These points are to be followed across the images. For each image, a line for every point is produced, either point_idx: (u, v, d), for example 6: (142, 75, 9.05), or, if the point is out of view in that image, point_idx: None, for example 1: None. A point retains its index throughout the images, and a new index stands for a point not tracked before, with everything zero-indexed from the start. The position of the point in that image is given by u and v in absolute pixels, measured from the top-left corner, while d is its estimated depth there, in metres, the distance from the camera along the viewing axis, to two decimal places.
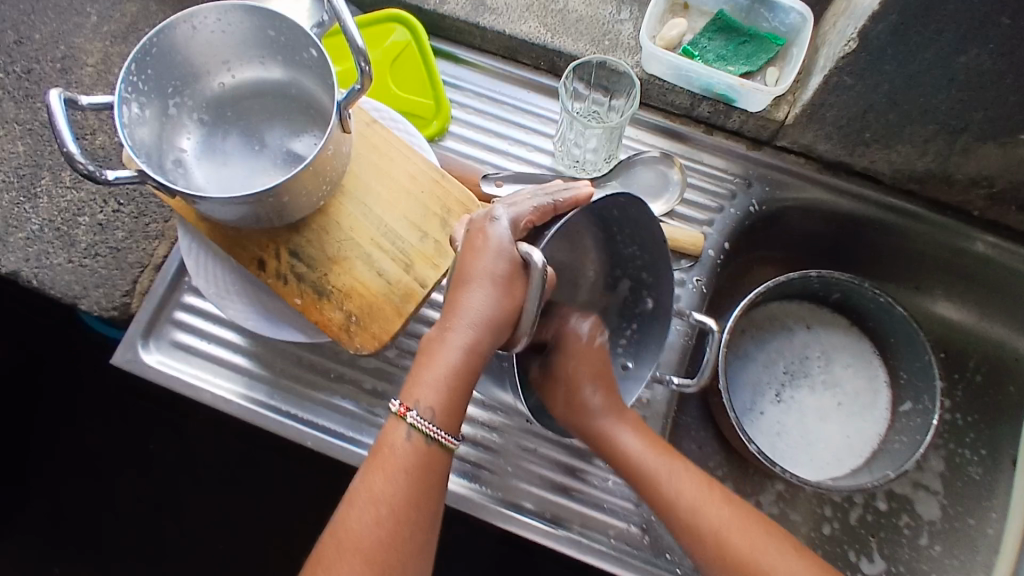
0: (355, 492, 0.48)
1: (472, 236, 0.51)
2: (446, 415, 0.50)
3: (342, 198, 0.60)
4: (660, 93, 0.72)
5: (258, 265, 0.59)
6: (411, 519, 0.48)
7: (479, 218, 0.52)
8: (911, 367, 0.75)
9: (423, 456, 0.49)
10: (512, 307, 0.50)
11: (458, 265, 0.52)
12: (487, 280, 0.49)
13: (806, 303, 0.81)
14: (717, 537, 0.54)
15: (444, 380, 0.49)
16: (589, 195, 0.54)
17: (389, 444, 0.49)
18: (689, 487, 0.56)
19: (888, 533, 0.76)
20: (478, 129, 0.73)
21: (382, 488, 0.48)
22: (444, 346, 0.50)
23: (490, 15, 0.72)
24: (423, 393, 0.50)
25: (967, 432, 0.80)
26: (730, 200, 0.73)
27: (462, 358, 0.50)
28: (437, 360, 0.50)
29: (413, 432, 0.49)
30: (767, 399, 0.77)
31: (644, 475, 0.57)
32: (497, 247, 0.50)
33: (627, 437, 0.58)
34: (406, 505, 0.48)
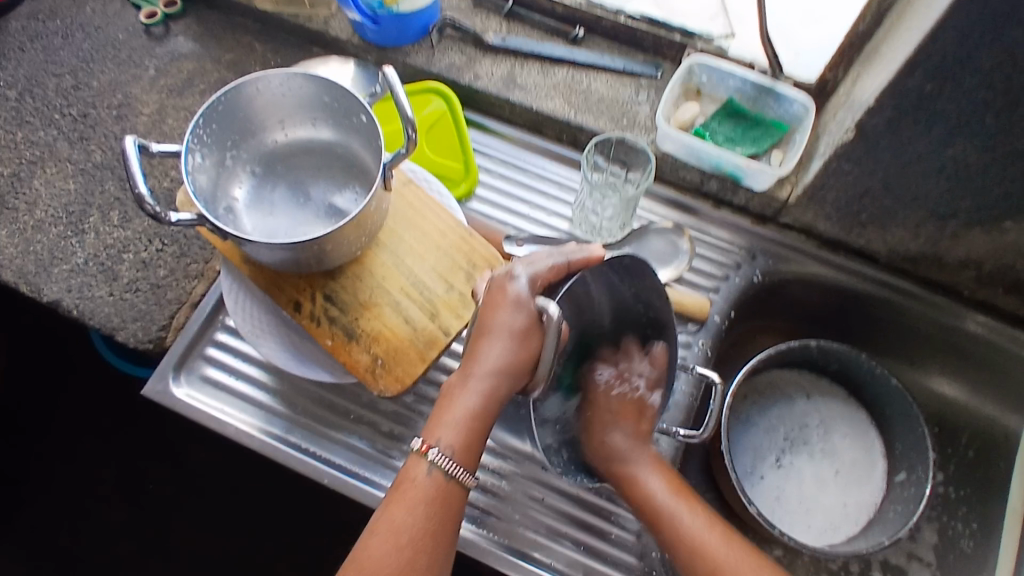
0: (378, 517, 0.52)
1: (491, 290, 0.55)
2: (466, 454, 0.53)
3: (376, 248, 0.65)
4: (672, 169, 0.78)
5: (294, 306, 0.63)
6: (428, 548, 0.51)
7: (500, 273, 0.56)
8: (905, 440, 0.78)
9: (443, 490, 0.52)
10: (527, 357, 0.54)
11: (478, 316, 0.55)
12: (505, 331, 0.53)
13: (805, 372, 0.85)
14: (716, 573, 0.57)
15: (464, 420, 0.53)
16: (603, 257, 0.56)
17: (411, 474, 0.53)
18: (694, 524, 0.60)
19: None
20: (503, 193, 0.79)
21: (403, 515, 0.51)
22: (464, 390, 0.54)
23: (519, 92, 0.79)
24: (444, 432, 0.53)
25: (959, 505, 0.82)
26: (735, 269, 0.78)
27: (481, 402, 0.53)
28: (457, 402, 0.53)
29: (434, 468, 0.52)
30: (767, 463, 0.80)
31: (652, 510, 0.61)
32: (516, 301, 0.54)
33: (651, 480, 0.62)
34: (424, 534, 0.51)
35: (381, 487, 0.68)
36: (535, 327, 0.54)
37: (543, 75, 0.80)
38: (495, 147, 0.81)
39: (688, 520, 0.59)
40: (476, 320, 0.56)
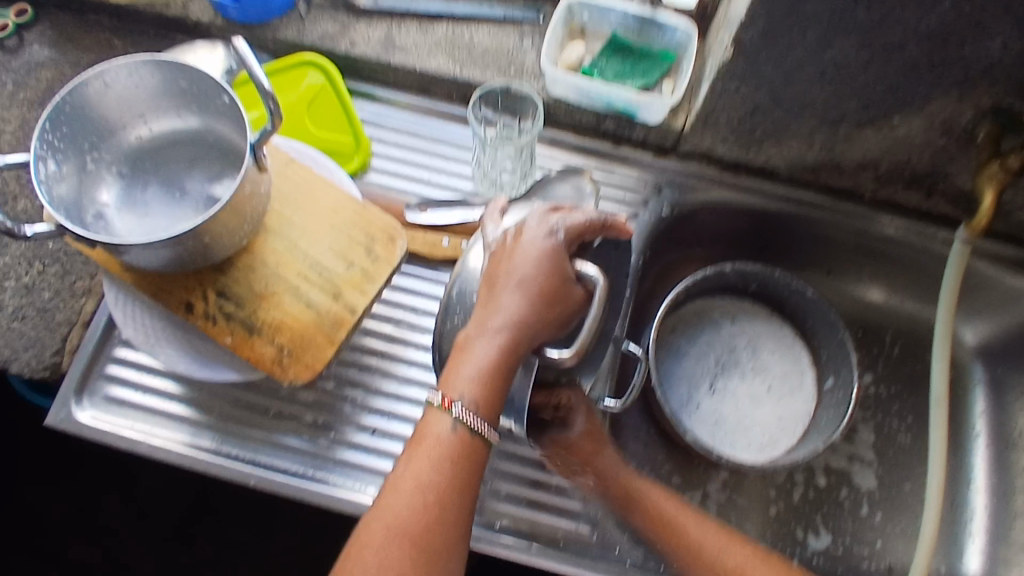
0: (396, 472, 0.49)
1: (516, 240, 0.53)
2: (489, 408, 0.50)
3: (264, 233, 0.62)
4: (567, 113, 0.77)
5: (186, 308, 0.60)
6: (455, 503, 0.49)
7: (534, 227, 0.52)
8: (830, 347, 0.80)
9: (466, 446, 0.50)
10: (555, 314, 0.51)
11: (496, 264, 0.52)
12: (536, 288, 0.50)
13: (728, 297, 0.85)
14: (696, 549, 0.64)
15: (484, 374, 0.49)
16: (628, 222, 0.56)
17: (430, 429, 0.50)
18: (665, 502, 0.65)
19: (831, 508, 0.80)
20: (398, 161, 0.76)
21: (427, 471, 0.48)
22: (483, 341, 0.50)
23: (400, 53, 0.76)
24: (465, 384, 0.49)
25: (892, 402, 0.84)
26: (643, 206, 0.77)
27: (503, 355, 0.49)
28: (476, 356, 0.49)
29: (457, 423, 0.49)
30: (702, 391, 0.81)
31: (647, 509, 0.65)
32: (553, 260, 0.51)
33: (622, 471, 0.66)
34: (450, 491, 0.49)
35: (315, 480, 0.65)
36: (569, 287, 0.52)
37: (422, 33, 0.77)
38: (386, 115, 0.78)
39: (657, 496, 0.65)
40: (496, 269, 0.52)
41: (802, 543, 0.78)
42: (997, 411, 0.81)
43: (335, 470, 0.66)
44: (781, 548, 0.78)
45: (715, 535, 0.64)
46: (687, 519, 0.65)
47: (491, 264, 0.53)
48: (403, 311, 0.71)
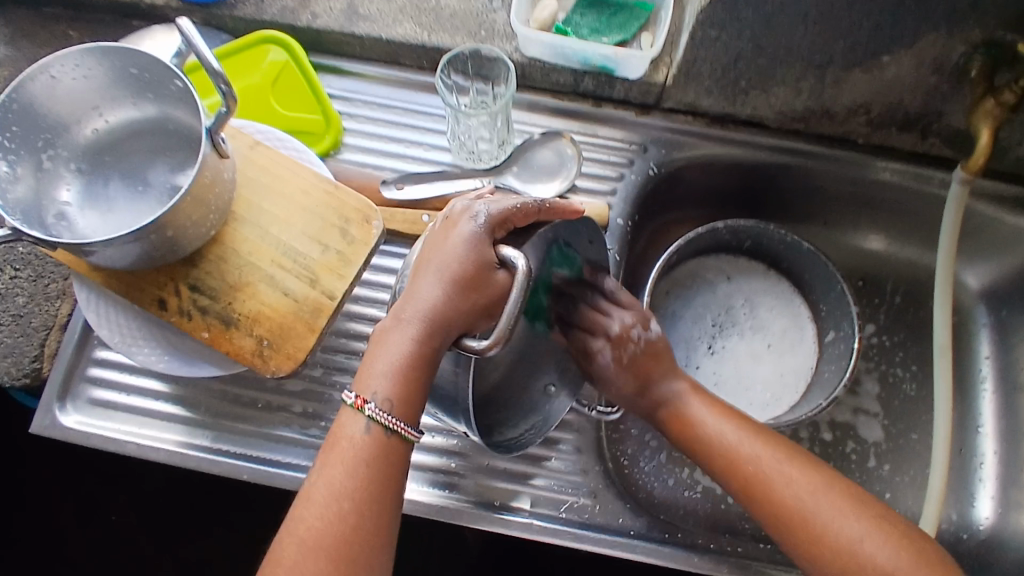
0: (312, 483, 0.46)
1: (444, 229, 0.51)
2: (406, 406, 0.47)
3: (234, 222, 0.59)
4: (543, 75, 0.73)
5: (160, 305, 0.58)
6: (373, 512, 0.46)
7: (459, 213, 0.51)
8: (829, 300, 0.78)
9: (382, 448, 0.47)
10: (470, 302, 0.49)
11: (422, 254, 0.51)
12: (451, 275, 0.49)
13: (723, 255, 0.83)
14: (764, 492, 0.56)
15: (397, 368, 0.47)
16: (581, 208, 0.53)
17: (344, 433, 0.47)
18: (766, 453, 0.58)
19: (837, 462, 0.79)
20: (371, 137, 0.73)
21: (343, 479, 0.46)
22: (396, 334, 0.48)
23: (364, 23, 0.73)
24: (377, 380, 0.47)
25: (896, 351, 0.83)
26: (629, 167, 0.74)
27: (416, 347, 0.47)
28: (391, 349, 0.48)
29: (371, 424, 0.47)
30: (700, 354, 0.79)
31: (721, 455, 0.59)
32: (473, 245, 0.49)
33: (694, 403, 0.62)
34: (367, 497, 0.46)
35: (308, 470, 0.64)
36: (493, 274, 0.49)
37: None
38: (356, 90, 0.75)
39: (716, 428, 0.60)
40: (420, 259, 0.51)
41: None
42: (1003, 354, 0.80)
43: None
44: None
45: (798, 474, 0.56)
46: (776, 476, 0.57)
47: (418, 255, 0.52)
48: (387, 292, 0.69)
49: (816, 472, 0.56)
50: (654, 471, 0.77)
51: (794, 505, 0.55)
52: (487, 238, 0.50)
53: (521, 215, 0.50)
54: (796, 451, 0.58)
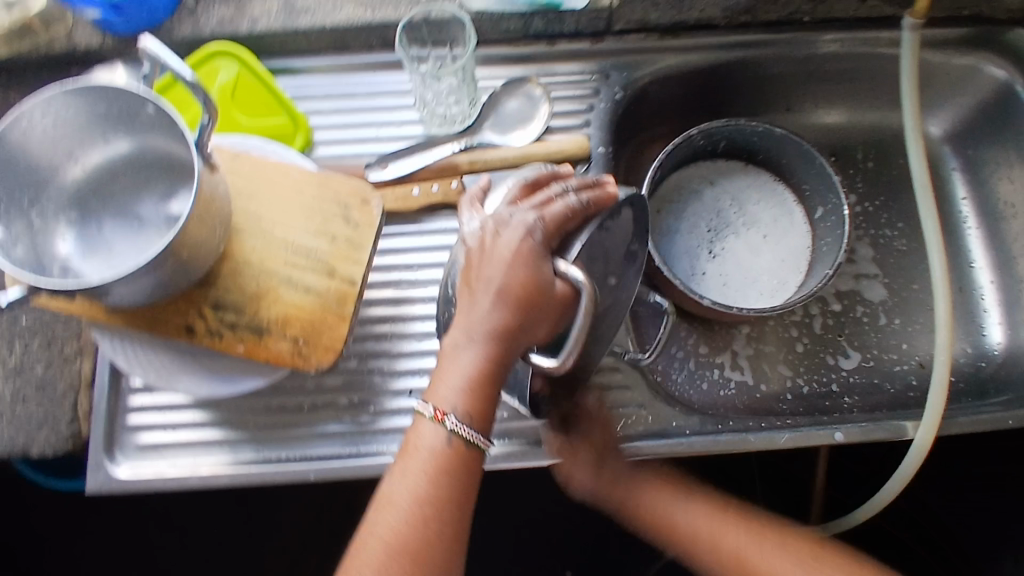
0: (391, 486, 0.50)
1: (494, 239, 0.52)
2: (482, 416, 0.51)
3: (236, 235, 0.60)
4: (493, 26, 0.74)
5: (188, 331, 0.58)
6: (453, 516, 0.50)
7: (511, 225, 0.52)
8: (810, 178, 0.81)
9: (461, 458, 0.51)
10: (537, 317, 0.50)
11: (474, 264, 0.53)
12: (509, 293, 0.50)
13: (702, 163, 0.86)
14: (737, 555, 0.63)
15: (472, 382, 0.50)
16: (616, 194, 0.55)
17: (422, 442, 0.51)
18: (701, 520, 0.65)
19: (852, 327, 0.83)
20: (341, 126, 0.73)
21: (425, 485, 0.50)
22: (467, 349, 0.50)
23: (306, 16, 0.72)
24: (453, 395, 0.50)
25: (880, 213, 0.87)
26: (597, 97, 0.76)
27: (486, 362, 0.50)
28: (462, 365, 0.50)
29: (452, 437, 0.50)
30: (703, 260, 0.82)
31: (680, 526, 0.65)
32: (531, 261, 0.50)
33: (683, 504, 0.66)
34: (447, 504, 0.50)
35: (368, 454, 0.65)
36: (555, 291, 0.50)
37: None
38: (313, 85, 0.75)
39: (680, 510, 0.65)
40: (472, 270, 0.53)
41: (835, 367, 0.82)
42: (978, 191, 0.85)
43: (384, 439, 0.66)
44: (817, 378, 0.81)
45: (784, 561, 0.62)
46: (761, 555, 0.62)
47: (468, 264, 0.53)
48: (398, 271, 0.70)
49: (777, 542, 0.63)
50: (687, 380, 0.80)
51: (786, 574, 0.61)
52: (542, 251, 0.51)
53: (571, 219, 0.53)
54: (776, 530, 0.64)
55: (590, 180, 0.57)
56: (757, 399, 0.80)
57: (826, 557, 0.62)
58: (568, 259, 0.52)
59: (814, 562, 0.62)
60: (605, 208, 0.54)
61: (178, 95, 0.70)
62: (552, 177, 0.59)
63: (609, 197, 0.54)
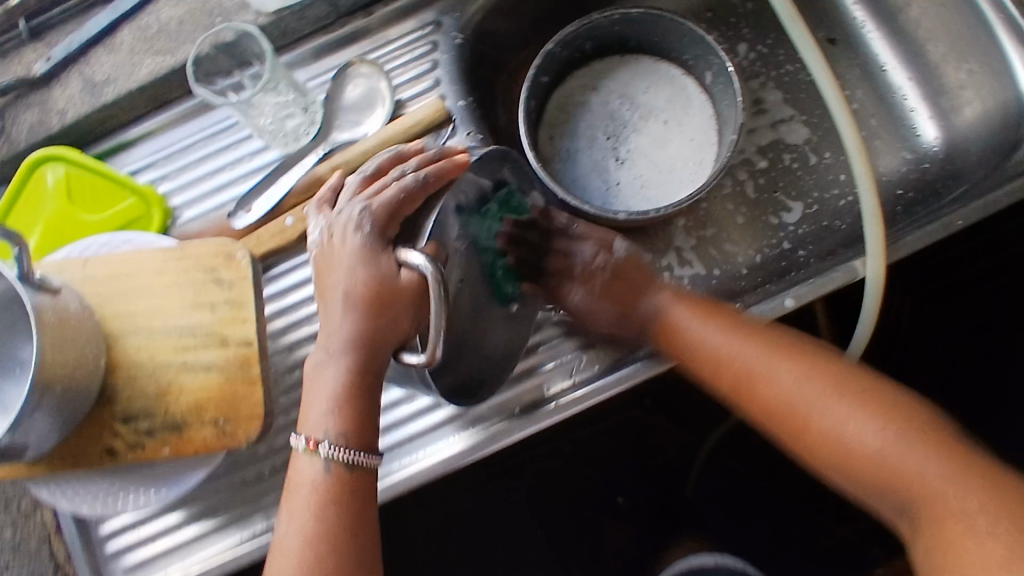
0: (280, 532, 0.47)
1: (333, 247, 0.51)
2: (358, 433, 0.48)
3: (116, 342, 0.57)
4: (300, 21, 0.68)
5: (109, 454, 0.56)
6: (350, 546, 0.46)
7: (344, 227, 0.50)
8: (686, 47, 0.76)
9: (345, 483, 0.47)
10: (389, 316, 0.48)
11: (321, 278, 0.51)
12: (354, 298, 0.48)
13: (576, 72, 0.80)
14: (753, 374, 0.56)
15: (339, 399, 0.48)
16: (467, 156, 0.50)
17: (302, 476, 0.48)
18: (710, 338, 0.59)
19: (785, 178, 0.79)
20: (193, 183, 0.69)
21: (311, 521, 0.46)
22: (329, 366, 0.48)
23: (109, 87, 0.67)
24: (323, 418, 0.48)
25: (775, 52, 0.81)
26: (436, 50, 0.70)
27: (349, 375, 0.48)
28: (324, 385, 0.48)
29: (330, 462, 0.47)
30: (613, 170, 0.78)
31: (704, 353, 0.59)
32: (373, 258, 0.49)
33: (691, 325, 0.60)
34: (339, 535, 0.46)
35: None
36: (401, 284, 0.48)
37: (112, 53, 0.69)
38: (151, 152, 0.70)
39: (702, 334, 0.60)
40: (320, 286, 0.51)
41: (781, 225, 0.78)
42: None
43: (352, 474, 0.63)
44: (767, 243, 0.77)
45: (806, 380, 0.53)
46: (768, 373, 0.55)
47: (317, 281, 0.52)
48: (307, 306, 0.67)
49: (842, 385, 0.52)
50: None
51: (824, 420, 0.51)
52: (380, 244, 0.49)
53: (405, 202, 0.50)
54: (796, 344, 0.57)
55: (431, 154, 0.53)
56: (717, 286, 0.76)
57: (831, 374, 0.53)
58: (422, 244, 0.48)
59: (837, 381, 0.53)
60: (455, 177, 0.49)
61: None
62: (396, 159, 0.54)
63: (455, 165, 0.49)
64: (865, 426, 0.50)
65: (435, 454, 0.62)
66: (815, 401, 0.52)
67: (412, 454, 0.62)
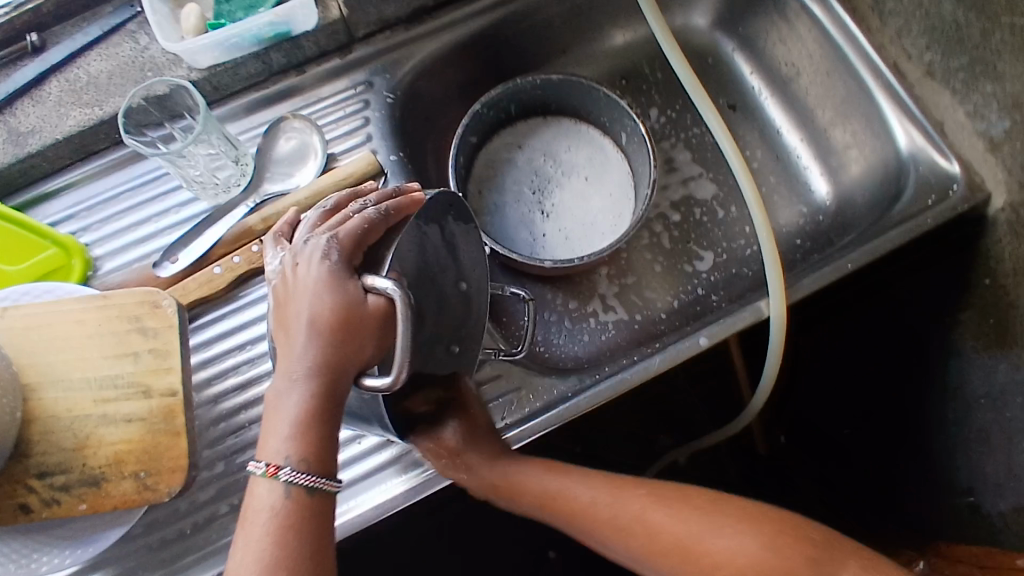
0: (236, 564, 0.45)
1: (296, 274, 0.51)
2: (321, 458, 0.48)
3: (35, 394, 0.55)
4: (233, 77, 0.70)
5: (20, 512, 0.54)
6: (313, 571, 0.45)
7: (309, 254, 0.50)
8: (603, 109, 0.82)
9: (306, 508, 0.47)
10: (354, 342, 0.48)
11: (281, 303, 0.51)
12: (320, 324, 0.48)
13: (503, 131, 0.85)
14: (633, 519, 0.55)
15: (301, 425, 0.48)
16: (424, 193, 0.53)
17: (260, 503, 0.47)
18: (614, 513, 0.56)
19: (697, 230, 0.85)
20: (119, 233, 0.68)
21: (274, 551, 0.45)
22: (291, 393, 0.48)
23: (32, 137, 0.67)
24: (285, 444, 0.48)
25: (684, 116, 0.89)
26: (367, 108, 0.73)
27: (312, 400, 0.48)
28: (286, 412, 0.48)
29: (291, 489, 0.47)
30: (539, 223, 0.82)
31: (561, 508, 0.59)
32: (340, 285, 0.49)
33: (580, 488, 0.59)
34: (301, 562, 0.45)
35: None
36: (368, 310, 0.49)
37: (37, 103, 0.68)
38: (75, 202, 0.70)
39: (543, 483, 0.61)
40: (280, 310, 0.51)
41: (694, 273, 0.83)
42: (760, 62, 0.87)
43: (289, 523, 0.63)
44: (682, 290, 0.83)
45: (690, 519, 0.53)
46: (651, 517, 0.54)
47: (275, 306, 0.51)
48: (234, 355, 0.66)
49: (688, 515, 0.53)
50: (568, 339, 0.80)
51: (700, 537, 0.52)
52: (345, 271, 0.50)
53: (370, 233, 0.51)
54: (658, 488, 0.57)
55: (395, 189, 0.54)
56: (638, 330, 0.81)
57: (746, 519, 0.52)
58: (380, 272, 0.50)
59: (713, 506, 0.54)
60: (412, 213, 0.52)
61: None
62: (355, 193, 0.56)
63: (414, 203, 0.52)
64: (745, 554, 0.50)
65: (371, 499, 0.63)
66: (682, 525, 0.53)
67: (349, 500, 0.63)
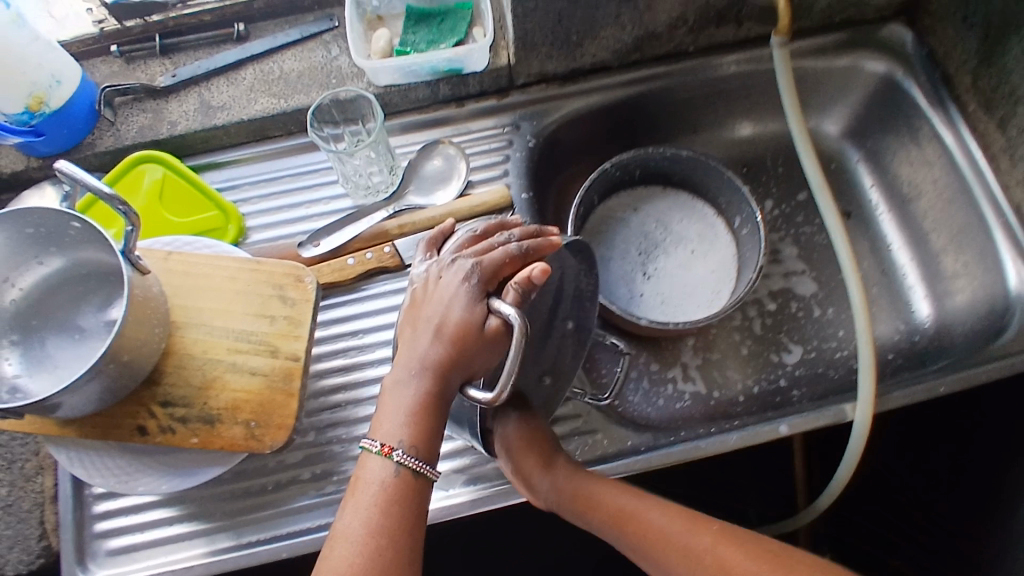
0: (345, 522, 0.50)
1: (435, 285, 0.57)
2: (427, 447, 0.52)
3: (179, 331, 0.62)
4: (402, 96, 0.78)
5: (139, 432, 0.60)
6: (409, 544, 0.49)
7: (449, 271, 0.57)
8: (723, 191, 0.86)
9: (410, 487, 0.51)
10: (476, 350, 0.54)
11: (416, 306, 0.57)
12: (447, 330, 0.54)
13: (623, 193, 0.90)
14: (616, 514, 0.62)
15: (414, 414, 0.52)
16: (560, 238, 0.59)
17: (371, 476, 0.51)
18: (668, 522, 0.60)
19: (790, 323, 0.87)
20: (271, 210, 0.76)
21: (377, 516, 0.49)
22: (409, 384, 0.53)
23: (222, 113, 0.76)
24: (398, 429, 0.52)
25: (795, 213, 0.92)
26: (511, 147, 0.80)
27: (428, 393, 0.53)
28: (402, 400, 0.53)
29: (401, 467, 0.51)
30: (639, 282, 0.86)
31: (617, 517, 0.62)
32: (469, 301, 0.55)
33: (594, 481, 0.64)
34: (401, 533, 0.49)
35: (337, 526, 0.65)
36: (490, 325, 0.54)
37: (232, 85, 0.78)
38: (239, 175, 0.79)
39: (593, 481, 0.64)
40: (412, 314, 0.57)
41: (780, 364, 0.85)
42: (883, 179, 0.90)
43: None
44: (764, 377, 0.84)
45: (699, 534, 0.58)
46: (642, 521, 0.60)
47: (409, 309, 0.58)
48: (345, 339, 0.72)
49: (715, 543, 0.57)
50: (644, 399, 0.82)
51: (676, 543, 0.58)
52: (479, 293, 0.55)
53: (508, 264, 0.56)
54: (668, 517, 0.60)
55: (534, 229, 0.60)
56: (713, 407, 0.83)
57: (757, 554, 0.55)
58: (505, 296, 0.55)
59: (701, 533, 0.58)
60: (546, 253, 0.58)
61: (100, 210, 0.74)
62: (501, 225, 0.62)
63: (540, 273, 0.53)
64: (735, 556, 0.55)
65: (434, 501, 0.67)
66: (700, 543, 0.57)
67: None
